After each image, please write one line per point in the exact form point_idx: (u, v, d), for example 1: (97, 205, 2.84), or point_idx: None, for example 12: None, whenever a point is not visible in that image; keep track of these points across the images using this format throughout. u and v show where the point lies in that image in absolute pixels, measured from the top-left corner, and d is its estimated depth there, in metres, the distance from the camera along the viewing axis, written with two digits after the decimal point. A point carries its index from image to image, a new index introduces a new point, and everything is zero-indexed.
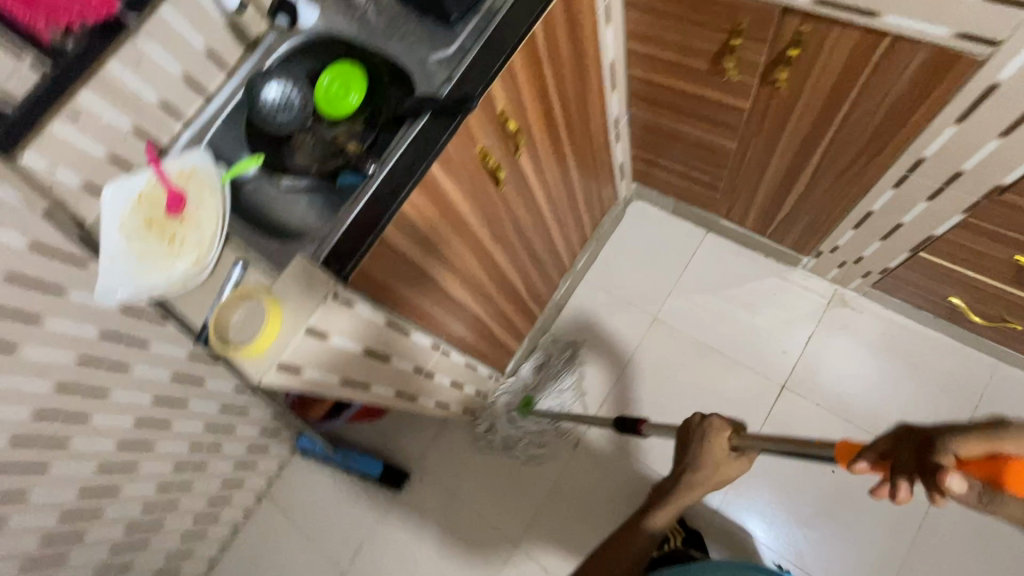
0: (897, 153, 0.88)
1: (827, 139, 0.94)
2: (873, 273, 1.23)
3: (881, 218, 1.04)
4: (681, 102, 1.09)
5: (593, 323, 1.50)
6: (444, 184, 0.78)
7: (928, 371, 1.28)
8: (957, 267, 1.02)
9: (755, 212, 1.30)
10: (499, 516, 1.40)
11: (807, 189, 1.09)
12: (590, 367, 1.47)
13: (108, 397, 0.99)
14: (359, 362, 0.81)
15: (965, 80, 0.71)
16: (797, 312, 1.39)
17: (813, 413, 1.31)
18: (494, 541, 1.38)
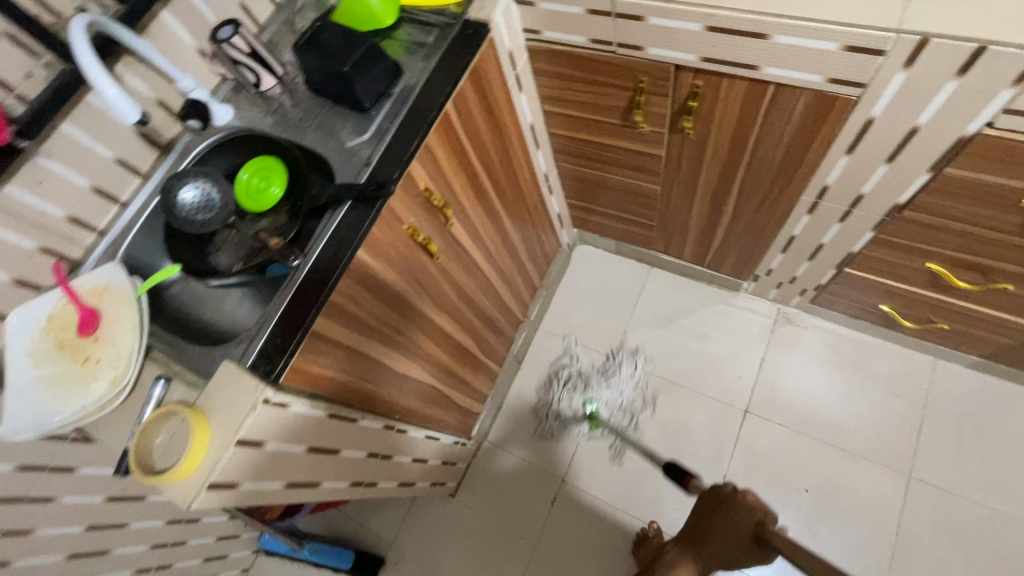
0: (803, 182, 0.93)
1: (740, 176, 1.00)
2: (808, 290, 1.29)
3: (803, 241, 1.10)
4: (603, 153, 1.14)
5: (546, 373, 1.50)
6: (373, 267, 0.77)
7: (877, 377, 1.32)
8: (879, 277, 1.08)
9: (690, 245, 1.34)
10: (491, 545, 1.36)
11: (732, 220, 1.15)
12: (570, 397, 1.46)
13: (32, 533, 0.90)
14: (305, 462, 0.77)
15: (845, 117, 0.78)
16: (747, 335, 1.42)
17: (782, 436, 1.32)
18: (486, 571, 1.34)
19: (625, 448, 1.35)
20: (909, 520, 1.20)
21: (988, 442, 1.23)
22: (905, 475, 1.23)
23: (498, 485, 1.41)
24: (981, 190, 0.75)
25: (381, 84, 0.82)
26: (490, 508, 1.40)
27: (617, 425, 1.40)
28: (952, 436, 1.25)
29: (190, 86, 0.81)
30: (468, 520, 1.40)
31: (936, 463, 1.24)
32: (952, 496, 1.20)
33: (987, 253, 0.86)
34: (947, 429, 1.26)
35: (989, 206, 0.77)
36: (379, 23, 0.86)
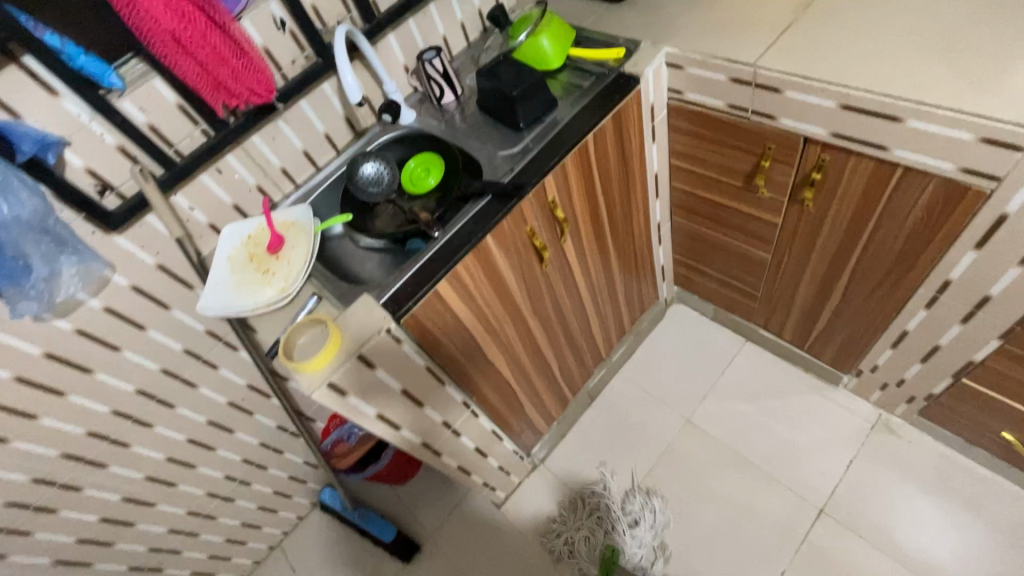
0: (923, 272, 0.92)
1: (855, 256, 1.00)
2: (917, 399, 1.20)
3: (916, 338, 1.05)
4: (719, 213, 1.20)
5: (594, 423, 1.53)
6: (494, 253, 0.90)
7: (991, 519, 1.16)
8: (1002, 395, 0.99)
9: (790, 323, 1.33)
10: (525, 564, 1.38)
11: (840, 302, 1.13)
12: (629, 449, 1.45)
13: (174, 408, 1.11)
14: (397, 402, 0.88)
15: (975, 212, 0.78)
16: (837, 433, 1.33)
17: (870, 558, 1.18)
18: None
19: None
20: None
21: None
22: None
23: (538, 513, 1.43)
24: None
25: (537, 112, 0.98)
26: (529, 530, 1.42)
27: None
28: None
29: (393, 91, 1.03)
30: (508, 536, 1.42)
31: None
32: None
33: None
34: None
35: None
36: (547, 64, 1.03)
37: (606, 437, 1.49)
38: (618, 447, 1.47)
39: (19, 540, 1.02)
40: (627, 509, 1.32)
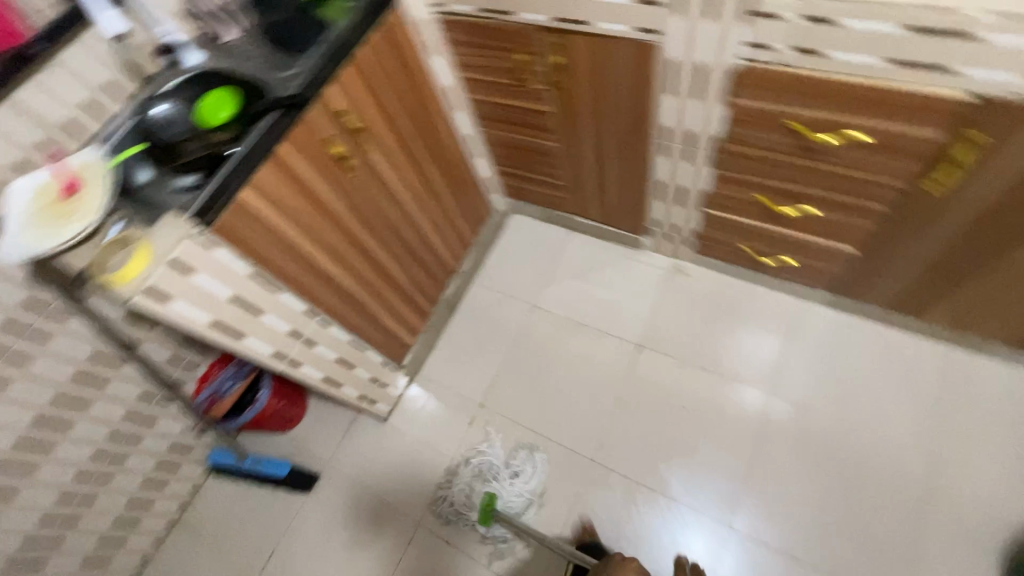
0: (649, 124, 1.18)
1: (606, 124, 1.24)
2: (690, 239, 1.50)
3: (668, 184, 1.33)
4: (509, 114, 1.38)
5: (457, 328, 1.70)
6: (293, 162, 1.00)
7: (752, 315, 1.50)
8: (729, 214, 1.30)
9: (593, 202, 1.57)
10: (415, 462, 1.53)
11: (614, 170, 1.38)
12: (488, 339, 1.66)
13: (10, 387, 1.09)
14: (230, 309, 0.98)
15: (657, 63, 1.03)
16: (645, 284, 1.62)
17: (678, 370, 1.48)
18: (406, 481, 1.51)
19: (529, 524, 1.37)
20: (770, 428, 1.37)
21: (838, 366, 1.39)
22: (768, 393, 1.40)
23: (421, 413, 1.59)
24: (756, 116, 1.00)
25: (312, 33, 1.07)
26: (414, 430, 1.58)
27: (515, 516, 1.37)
28: (810, 363, 1.42)
29: (167, 32, 1.09)
30: (398, 440, 1.58)
31: (796, 383, 1.40)
32: (805, 409, 1.37)
33: (785, 176, 1.10)
34: (807, 355, 1.42)
35: (765, 128, 1.01)
36: None
37: (469, 337, 1.68)
38: (479, 342, 1.66)
39: None
40: (512, 462, 1.43)
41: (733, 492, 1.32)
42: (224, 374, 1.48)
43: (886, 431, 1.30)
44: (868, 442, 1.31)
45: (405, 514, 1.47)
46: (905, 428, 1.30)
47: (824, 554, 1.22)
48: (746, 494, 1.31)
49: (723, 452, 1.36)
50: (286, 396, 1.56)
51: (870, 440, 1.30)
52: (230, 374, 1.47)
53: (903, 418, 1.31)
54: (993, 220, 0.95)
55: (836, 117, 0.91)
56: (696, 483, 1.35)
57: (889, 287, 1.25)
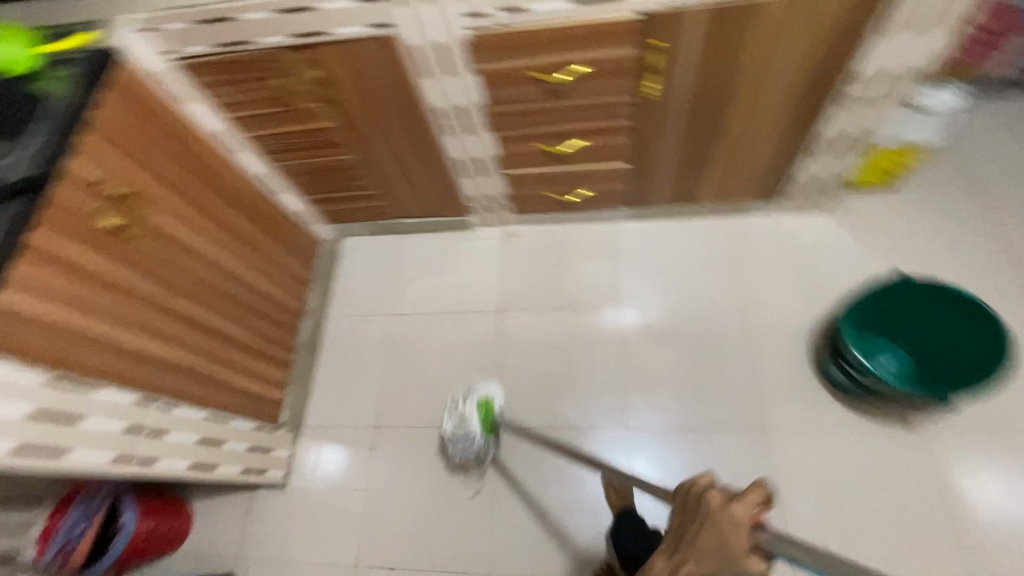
0: (422, 111, 1.27)
1: (387, 124, 1.32)
2: (506, 203, 1.64)
3: (464, 160, 1.45)
4: (294, 141, 1.39)
5: (327, 367, 1.65)
6: (57, 248, 0.90)
7: (579, 249, 1.67)
8: (525, 168, 1.46)
9: (410, 200, 1.64)
10: (335, 507, 1.47)
11: (414, 163, 1.46)
12: (361, 364, 1.64)
13: None
14: (33, 428, 0.87)
15: (402, 54, 1.13)
16: (486, 258, 1.72)
17: (539, 320, 1.61)
18: (331, 535, 1.44)
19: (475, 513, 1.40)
20: (626, 335, 1.55)
21: (656, 264, 1.61)
22: (615, 307, 1.58)
23: (320, 464, 1.53)
24: (501, 76, 1.14)
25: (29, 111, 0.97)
26: (319, 482, 1.51)
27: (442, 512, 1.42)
28: (636, 270, 1.62)
29: None
30: (304, 500, 1.49)
31: (631, 292, 1.60)
32: (645, 308, 1.56)
33: (548, 120, 1.27)
34: (631, 267, 1.62)
35: (513, 84, 1.16)
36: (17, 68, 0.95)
37: (341, 370, 1.64)
38: (353, 370, 1.64)
39: None
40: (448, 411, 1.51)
41: (618, 400, 1.47)
42: (71, 517, 1.31)
43: (708, 298, 1.54)
44: (698, 315, 1.53)
45: (339, 567, 1.41)
46: (721, 290, 1.54)
47: (701, 415, 1.42)
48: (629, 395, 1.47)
49: (599, 371, 1.51)
50: (159, 511, 1.39)
51: (702, 310, 1.53)
52: (77, 513, 1.31)
53: (716, 283, 1.55)
54: (700, 105, 1.20)
55: (558, 57, 1.08)
56: (589, 405, 1.48)
57: (666, 187, 1.50)
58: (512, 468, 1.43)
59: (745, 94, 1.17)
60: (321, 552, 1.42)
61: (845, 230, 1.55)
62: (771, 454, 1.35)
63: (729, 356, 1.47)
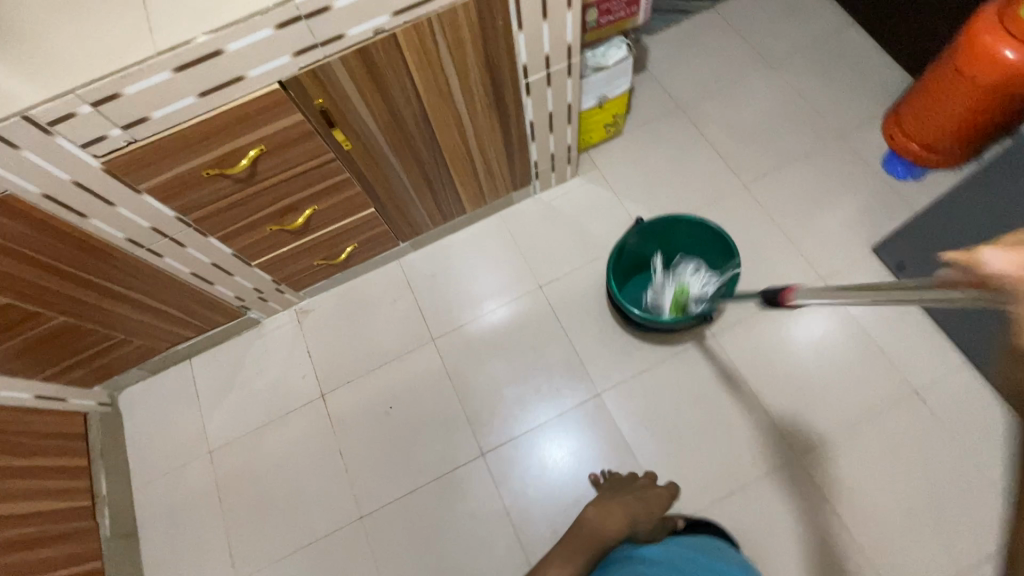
0: (110, 247, 1.10)
1: (78, 274, 1.12)
2: (280, 287, 1.51)
3: (200, 269, 1.29)
4: None
5: (153, 547, 1.41)
6: None
7: (378, 299, 1.60)
8: (274, 251, 1.34)
9: (169, 328, 1.43)
10: None
11: (144, 295, 1.27)
12: (193, 524, 1.42)
13: None
14: None
15: (36, 205, 0.95)
16: (288, 346, 1.58)
17: (365, 386, 1.52)
18: None
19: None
20: (454, 363, 1.53)
21: (454, 283, 1.60)
22: (433, 341, 1.55)
23: None
24: (173, 185, 1.02)
25: None
26: None
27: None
28: (438, 296, 1.59)
29: None
30: None
31: (442, 318, 1.57)
32: (461, 329, 1.55)
33: (260, 204, 1.16)
34: (433, 294, 1.60)
35: (193, 188, 1.04)
36: None
37: (173, 542, 1.41)
38: (186, 535, 1.42)
39: None
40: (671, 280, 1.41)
41: (470, 429, 1.46)
42: None
43: (512, 295, 1.58)
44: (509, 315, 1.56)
45: None
46: (520, 282, 1.58)
47: (546, 406, 1.46)
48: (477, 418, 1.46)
49: (442, 409, 1.48)
50: None
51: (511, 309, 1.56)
52: None
53: (513, 278, 1.59)
54: (403, 137, 1.18)
55: (223, 149, 0.99)
56: (446, 446, 1.44)
57: (427, 212, 1.49)
58: (397, 547, 1.36)
59: (439, 113, 1.17)
60: None
61: (599, 186, 1.67)
62: (614, 413, 1.44)
63: (547, 341, 1.52)
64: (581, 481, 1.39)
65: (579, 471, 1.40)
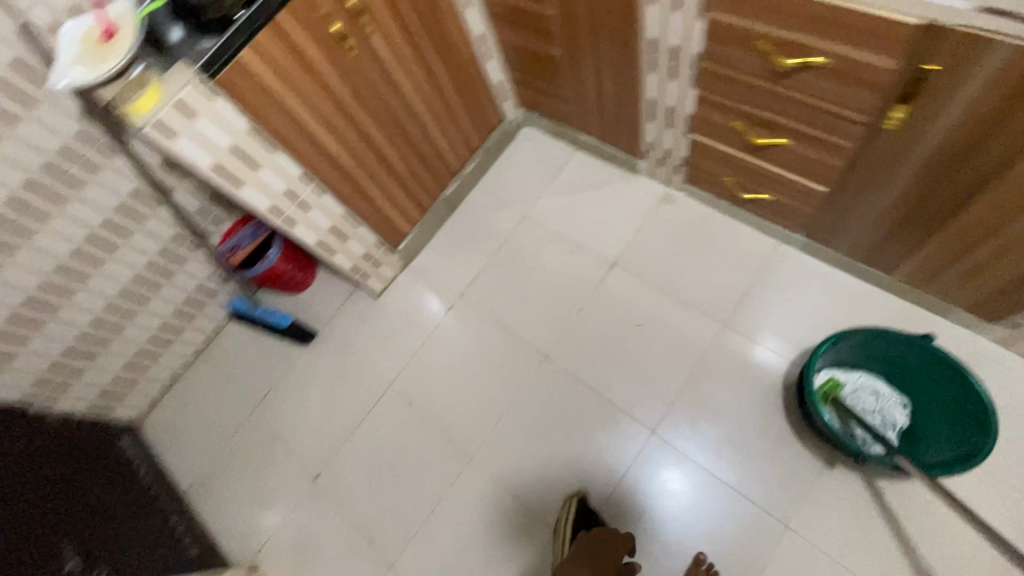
0: (636, 40, 1.20)
1: (601, 41, 1.28)
2: (680, 167, 1.52)
3: (658, 104, 1.35)
4: (516, 17, 1.43)
5: (449, 227, 1.83)
6: (293, 32, 1.11)
7: (724, 252, 1.55)
8: (715, 142, 1.33)
9: (593, 119, 1.61)
10: (399, 335, 1.73)
11: (611, 89, 1.42)
12: (476, 241, 1.78)
13: (66, 205, 1.35)
14: (229, 159, 1.15)
15: None
16: (634, 208, 1.66)
17: (651, 294, 1.56)
18: (386, 354, 1.72)
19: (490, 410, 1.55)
20: (714, 355, 1.46)
21: (789, 309, 1.45)
22: (723, 325, 1.48)
23: (406, 296, 1.77)
24: (728, 33, 1.02)
25: None
26: (399, 309, 1.76)
27: (476, 394, 1.58)
28: (767, 303, 1.47)
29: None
30: (384, 315, 1.77)
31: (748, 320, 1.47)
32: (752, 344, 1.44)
33: (759, 103, 1.11)
34: (765, 297, 1.48)
35: (739, 47, 1.03)
36: None
37: (458, 238, 1.80)
38: (467, 242, 1.79)
39: None
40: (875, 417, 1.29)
41: (665, 404, 1.44)
42: (245, 230, 1.70)
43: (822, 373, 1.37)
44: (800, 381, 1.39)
45: (379, 381, 1.69)
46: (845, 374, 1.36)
47: (734, 467, 1.35)
48: (678, 404, 1.44)
49: (666, 369, 1.48)
50: (296, 260, 1.76)
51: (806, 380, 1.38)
52: (250, 230, 1.70)
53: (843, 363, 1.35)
54: (944, 168, 0.96)
55: (803, 39, 0.92)
56: (637, 391, 1.47)
57: (858, 238, 1.27)
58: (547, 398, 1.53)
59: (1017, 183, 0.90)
60: (375, 360, 1.72)
61: None
62: (776, 548, 1.26)
63: (800, 436, 1.35)
64: (695, 532, 1.31)
65: (691, 530, 1.32)
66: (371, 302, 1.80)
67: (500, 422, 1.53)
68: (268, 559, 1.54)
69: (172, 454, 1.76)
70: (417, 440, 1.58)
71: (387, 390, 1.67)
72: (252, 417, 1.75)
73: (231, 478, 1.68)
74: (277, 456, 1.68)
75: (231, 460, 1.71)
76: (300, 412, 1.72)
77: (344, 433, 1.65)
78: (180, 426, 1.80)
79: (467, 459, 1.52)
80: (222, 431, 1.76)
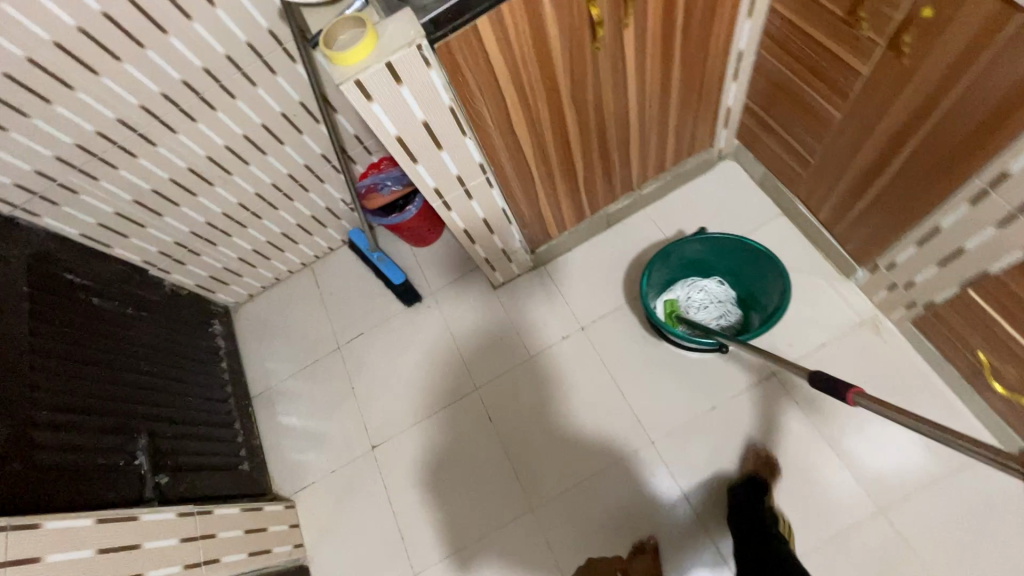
0: (986, 158, 0.89)
1: (921, 134, 0.97)
2: (918, 306, 1.20)
3: (944, 238, 1.04)
4: (806, 52, 1.11)
5: (599, 246, 1.60)
6: (544, 7, 0.89)
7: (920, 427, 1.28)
8: (999, 316, 0.99)
9: (832, 200, 1.29)
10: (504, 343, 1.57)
11: (887, 186, 1.10)
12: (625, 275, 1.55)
13: (233, 100, 1.25)
14: (418, 133, 0.94)
15: None
16: (825, 321, 1.35)
17: (805, 436, 1.34)
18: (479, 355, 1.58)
19: (572, 465, 1.40)
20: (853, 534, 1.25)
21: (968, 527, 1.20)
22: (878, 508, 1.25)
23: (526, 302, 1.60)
24: None
25: None
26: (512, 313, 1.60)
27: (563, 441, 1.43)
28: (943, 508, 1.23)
29: None
30: (496, 313, 1.61)
31: (911, 513, 1.24)
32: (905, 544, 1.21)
33: None
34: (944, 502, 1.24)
35: None
36: None
37: (605, 263, 1.58)
38: (614, 272, 1.56)
39: (107, 170, 1.24)
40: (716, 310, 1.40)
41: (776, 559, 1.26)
42: (388, 173, 1.55)
43: None
44: None
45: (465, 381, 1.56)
46: None
47: None
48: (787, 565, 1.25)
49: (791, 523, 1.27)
50: (428, 220, 1.63)
51: None
52: (395, 175, 1.55)
53: None
54: None
55: None
56: None
57: None
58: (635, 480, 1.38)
59: None
60: (470, 357, 1.58)
61: None
62: None
63: None
64: None
65: None
66: (488, 293, 1.64)
67: (576, 486, 1.39)
68: (305, 500, 1.55)
69: (254, 357, 1.77)
70: (482, 461, 1.47)
71: (469, 394, 1.54)
72: (334, 355, 1.71)
73: (298, 405, 1.67)
74: (345, 405, 1.64)
75: (303, 388, 1.69)
76: (381, 373, 1.65)
77: (413, 417, 1.56)
78: (269, 331, 1.79)
79: (528, 506, 1.40)
80: (304, 355, 1.73)
